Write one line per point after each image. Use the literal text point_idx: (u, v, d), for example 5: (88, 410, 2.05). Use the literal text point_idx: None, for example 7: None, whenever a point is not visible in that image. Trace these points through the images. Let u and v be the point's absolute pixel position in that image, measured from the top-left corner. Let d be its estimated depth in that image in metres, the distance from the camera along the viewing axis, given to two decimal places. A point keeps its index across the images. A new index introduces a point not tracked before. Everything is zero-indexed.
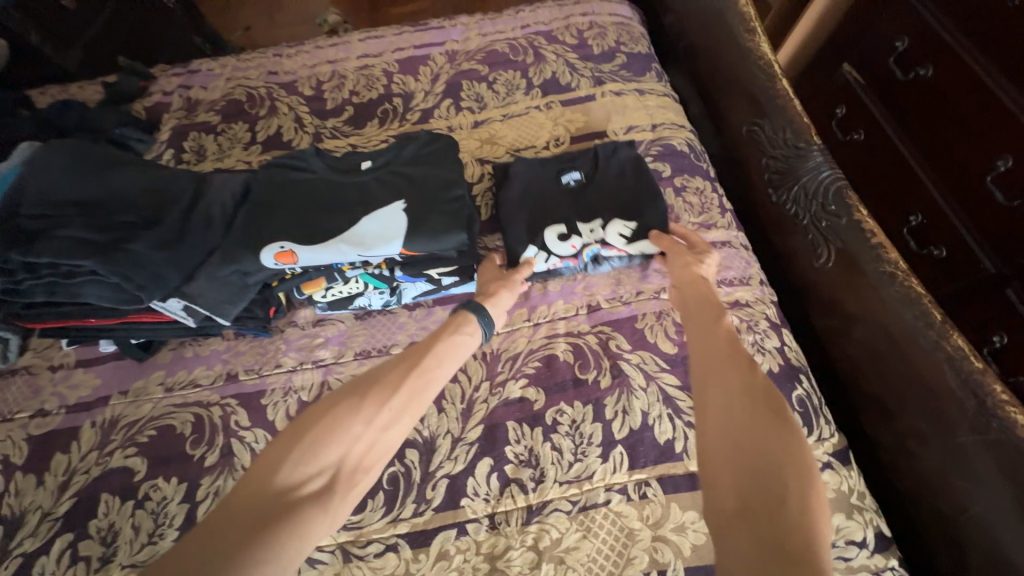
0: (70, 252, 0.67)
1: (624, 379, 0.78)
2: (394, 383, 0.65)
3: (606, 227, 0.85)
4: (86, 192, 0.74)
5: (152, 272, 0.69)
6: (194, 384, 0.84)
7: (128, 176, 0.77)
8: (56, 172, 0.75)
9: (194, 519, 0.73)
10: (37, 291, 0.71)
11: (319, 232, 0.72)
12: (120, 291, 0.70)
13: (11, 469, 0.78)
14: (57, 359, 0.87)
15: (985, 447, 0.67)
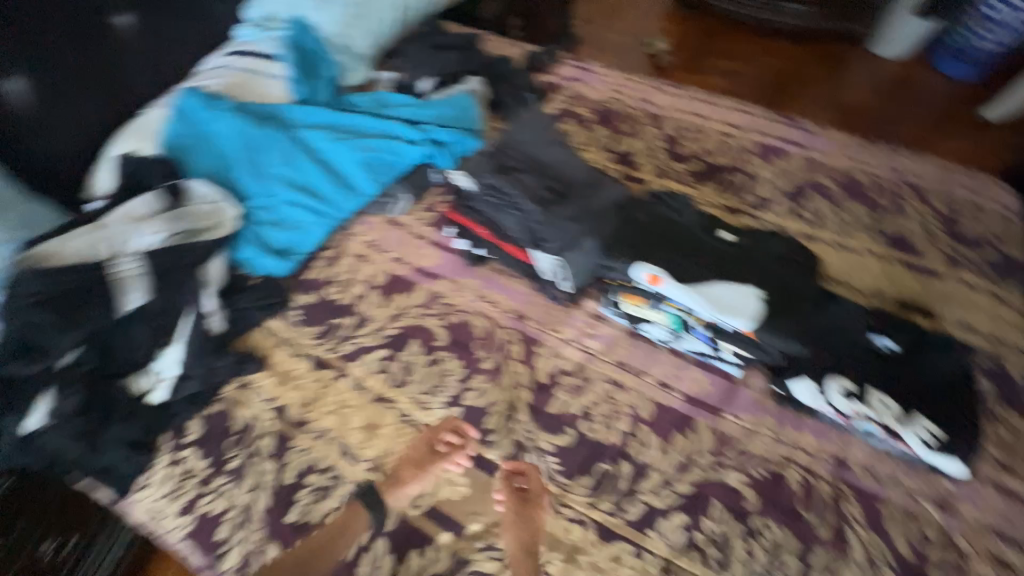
0: (526, 193, 0.93)
1: (841, 544, 0.80)
2: (291, 572, 0.78)
3: (904, 420, 0.82)
4: (540, 152, 0.99)
5: (558, 233, 0.89)
6: (495, 304, 1.07)
7: (563, 154, 1.01)
8: (528, 130, 1.02)
9: (460, 397, 0.96)
10: (480, 202, 0.97)
11: (691, 275, 0.86)
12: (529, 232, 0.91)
13: (372, 285, 1.11)
14: (422, 231, 1.18)
15: None
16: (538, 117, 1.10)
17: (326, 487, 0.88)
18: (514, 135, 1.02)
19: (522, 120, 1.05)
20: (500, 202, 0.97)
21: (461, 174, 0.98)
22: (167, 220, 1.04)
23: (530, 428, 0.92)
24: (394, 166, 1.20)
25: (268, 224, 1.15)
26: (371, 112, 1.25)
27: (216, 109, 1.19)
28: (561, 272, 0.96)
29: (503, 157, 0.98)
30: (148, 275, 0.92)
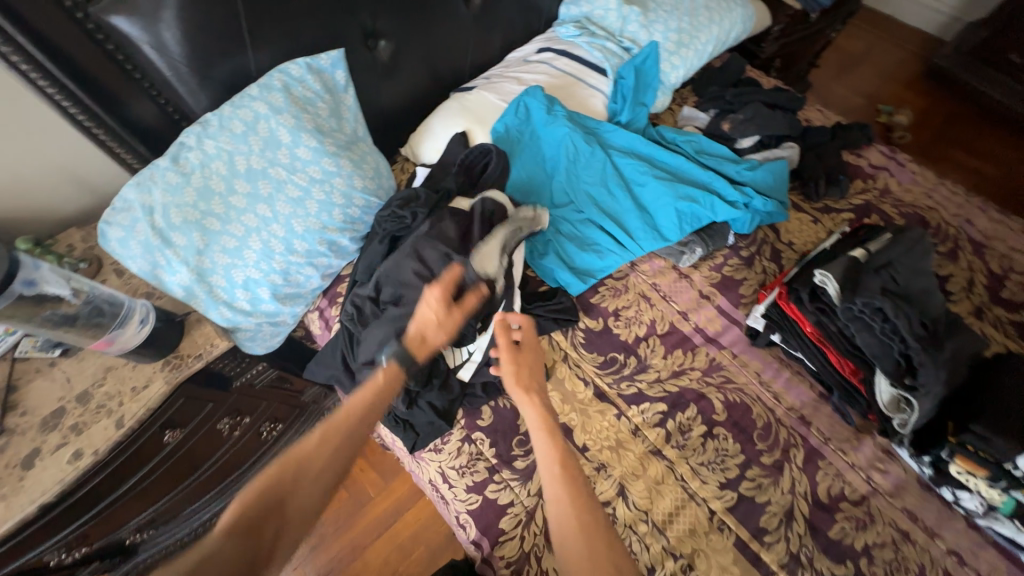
0: (911, 324, 0.87)
1: None
2: (337, 439, 0.77)
3: None
4: (912, 277, 0.94)
5: (931, 379, 0.86)
6: (778, 398, 1.04)
7: (932, 286, 0.94)
8: (900, 250, 0.97)
9: (736, 482, 0.96)
10: (841, 310, 0.91)
11: None
12: (889, 360, 0.89)
13: (653, 331, 1.12)
14: (709, 292, 1.17)
15: None
16: (899, 232, 1.04)
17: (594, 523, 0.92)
18: (883, 252, 0.98)
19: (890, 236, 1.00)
20: (875, 322, 0.89)
21: (826, 275, 0.95)
22: (511, 232, 1.05)
23: (808, 545, 0.90)
24: (703, 218, 1.17)
25: (570, 237, 1.16)
26: (690, 156, 1.24)
27: (554, 115, 1.22)
28: (901, 404, 0.91)
29: (874, 273, 0.94)
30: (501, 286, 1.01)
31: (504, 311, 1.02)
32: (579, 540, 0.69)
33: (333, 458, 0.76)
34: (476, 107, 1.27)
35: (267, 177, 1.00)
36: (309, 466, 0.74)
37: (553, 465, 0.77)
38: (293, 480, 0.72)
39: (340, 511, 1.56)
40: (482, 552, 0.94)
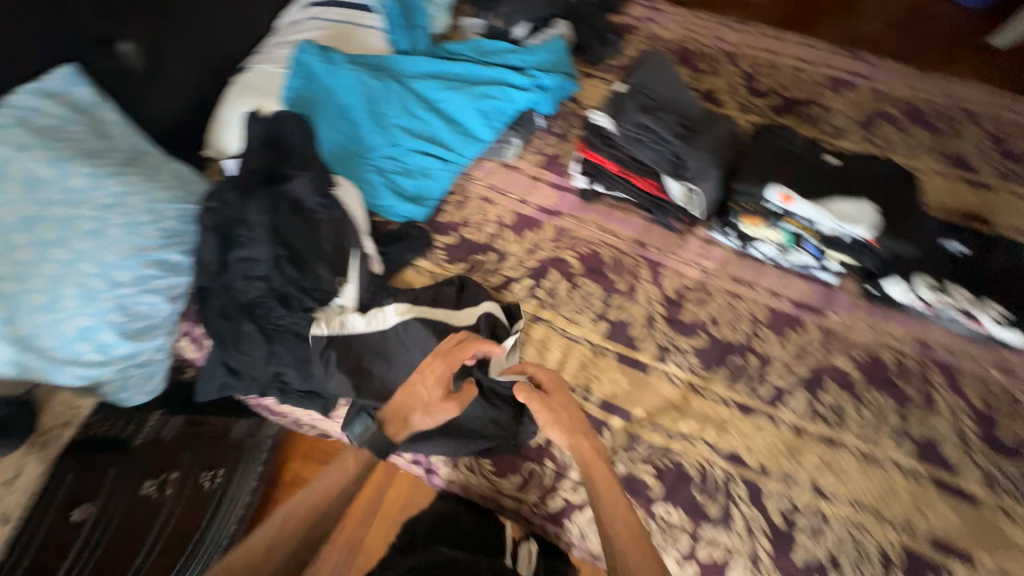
0: (665, 128, 1.07)
1: (932, 403, 1.00)
2: (300, 521, 0.88)
3: (976, 302, 1.02)
4: (664, 91, 1.12)
5: (699, 163, 1.05)
6: (617, 235, 1.20)
7: (682, 92, 1.13)
8: (653, 72, 1.14)
9: (604, 313, 1.11)
10: (619, 138, 1.09)
11: (816, 195, 1.00)
12: (667, 163, 1.07)
13: (502, 224, 1.23)
14: (538, 173, 1.28)
15: None
16: (654, 56, 1.19)
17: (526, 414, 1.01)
18: (641, 79, 1.13)
19: (643, 63, 1.16)
20: (641, 136, 1.07)
21: (601, 114, 1.10)
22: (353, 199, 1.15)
23: (670, 334, 1.09)
24: (506, 110, 1.29)
25: (398, 171, 1.24)
26: (476, 61, 1.34)
27: (336, 64, 1.24)
28: (689, 195, 1.10)
29: (637, 97, 1.11)
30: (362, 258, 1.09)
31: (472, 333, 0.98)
32: (609, 491, 0.86)
33: (296, 542, 0.86)
34: (261, 83, 1.26)
35: (48, 219, 0.93)
36: (270, 557, 0.84)
37: (590, 457, 0.89)
38: (255, 561, 0.83)
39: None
40: (423, 465, 1.07)
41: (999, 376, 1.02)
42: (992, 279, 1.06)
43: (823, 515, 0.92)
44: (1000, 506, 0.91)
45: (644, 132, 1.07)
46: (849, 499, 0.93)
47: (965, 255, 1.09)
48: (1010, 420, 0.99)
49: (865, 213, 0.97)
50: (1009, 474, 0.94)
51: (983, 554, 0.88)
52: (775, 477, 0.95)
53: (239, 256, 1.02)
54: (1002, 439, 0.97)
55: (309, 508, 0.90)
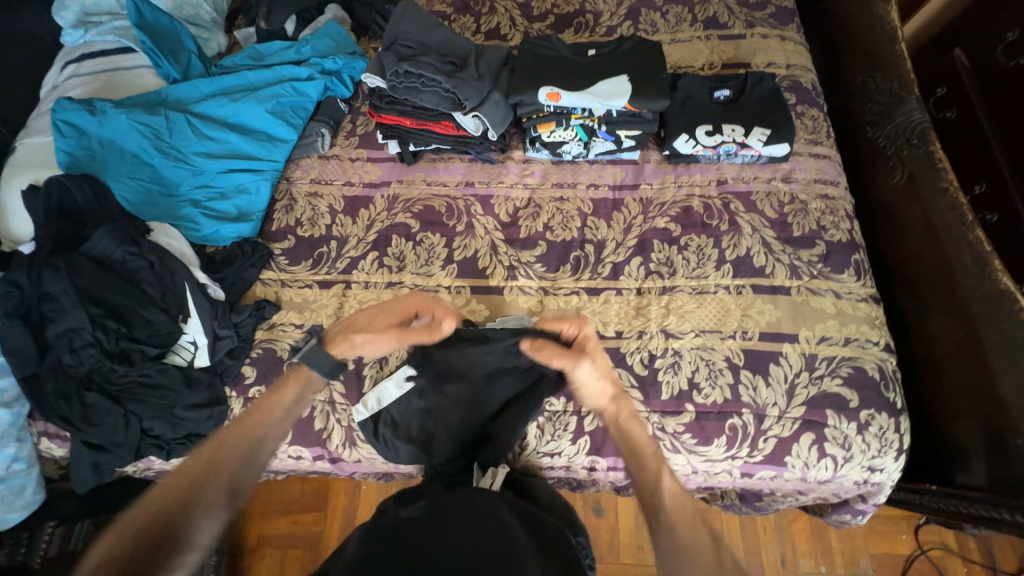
0: (433, 69, 1.12)
1: (737, 227, 1.15)
2: (226, 453, 0.78)
3: (745, 132, 1.17)
4: (427, 37, 1.18)
5: (472, 89, 1.11)
6: (445, 184, 1.25)
7: (445, 34, 1.19)
8: (409, 22, 1.19)
9: (451, 257, 1.17)
10: (399, 91, 1.14)
11: (579, 85, 1.11)
12: (449, 100, 1.13)
13: (335, 212, 1.24)
14: (354, 153, 1.30)
15: (969, 300, 1.01)
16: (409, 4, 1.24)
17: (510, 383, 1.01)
18: (402, 32, 1.19)
19: (399, 15, 1.21)
20: (414, 84, 1.13)
21: (373, 76, 1.15)
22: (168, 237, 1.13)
23: (513, 253, 1.16)
24: (301, 105, 1.29)
25: (213, 197, 1.21)
26: (256, 67, 1.32)
27: (102, 112, 1.17)
28: (479, 123, 1.18)
29: (402, 49, 1.16)
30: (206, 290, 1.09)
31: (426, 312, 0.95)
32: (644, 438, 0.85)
33: (228, 471, 0.77)
34: (32, 158, 1.18)
35: None
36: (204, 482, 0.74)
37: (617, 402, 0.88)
38: (188, 496, 0.72)
39: (305, 565, 1.49)
40: (327, 457, 1.06)
41: (783, 186, 1.19)
42: (754, 111, 1.21)
43: (674, 350, 1.04)
44: (804, 287, 1.08)
45: (417, 79, 1.12)
46: (693, 330, 1.06)
47: (730, 99, 1.24)
48: (799, 218, 1.15)
49: (619, 84, 1.10)
50: (807, 260, 1.10)
51: (803, 330, 1.04)
52: (631, 337, 1.06)
53: (57, 332, 0.98)
54: (796, 236, 1.13)
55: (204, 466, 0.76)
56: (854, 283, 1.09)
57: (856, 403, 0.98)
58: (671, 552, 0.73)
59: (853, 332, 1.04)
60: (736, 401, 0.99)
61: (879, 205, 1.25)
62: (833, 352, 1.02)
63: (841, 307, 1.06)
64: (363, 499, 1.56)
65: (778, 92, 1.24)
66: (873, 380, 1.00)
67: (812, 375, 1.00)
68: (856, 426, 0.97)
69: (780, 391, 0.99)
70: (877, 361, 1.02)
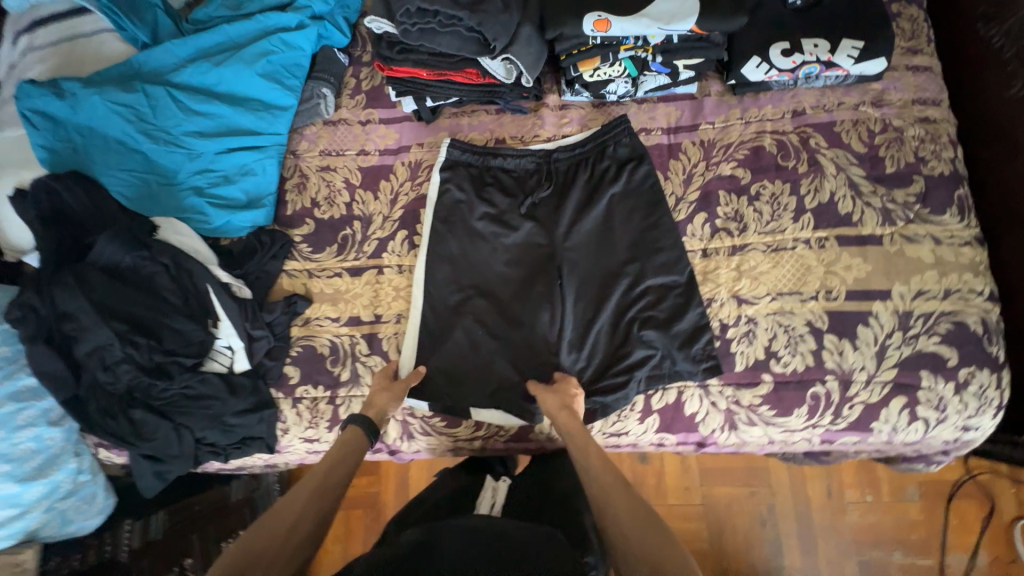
0: (450, 2, 0.90)
1: (818, 167, 0.99)
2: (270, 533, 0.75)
3: (832, 48, 0.96)
4: None
5: (501, 26, 0.90)
6: (472, 143, 1.09)
7: None
8: None
9: (491, 230, 1.03)
10: (411, 36, 0.94)
11: (632, 6, 0.90)
12: (473, 42, 0.93)
13: (353, 187, 1.11)
14: (365, 115, 1.14)
15: None
16: None
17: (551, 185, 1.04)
18: None
19: None
20: (430, 25, 0.92)
21: (380, 19, 0.95)
22: (177, 234, 1.04)
23: (560, 219, 1.02)
24: (295, 61, 1.09)
25: (216, 182, 1.08)
26: (233, 17, 1.09)
27: (72, 94, 1.01)
28: (510, 69, 0.97)
29: None
30: (224, 299, 0.99)
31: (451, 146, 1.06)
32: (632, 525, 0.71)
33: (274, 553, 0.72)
34: (8, 156, 1.04)
35: None
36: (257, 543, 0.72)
37: (608, 486, 0.77)
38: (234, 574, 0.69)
39: (368, 522, 1.48)
40: (386, 449, 1.03)
41: (873, 112, 1.00)
42: (844, 16, 0.99)
43: (749, 318, 0.95)
44: (898, 235, 0.94)
45: (432, 17, 0.91)
46: (770, 293, 0.95)
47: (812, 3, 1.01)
48: (893, 151, 0.98)
49: (689, 9, 0.89)
50: (902, 202, 0.95)
51: (896, 285, 0.92)
52: (716, 303, 0.96)
53: (86, 351, 0.92)
54: (889, 174, 0.97)
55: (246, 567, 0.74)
56: (956, 224, 0.95)
57: (955, 361, 0.90)
58: None
59: (954, 283, 0.92)
60: (818, 368, 0.92)
61: (982, 125, 1.07)
62: (931, 308, 0.91)
63: (940, 254, 0.93)
64: (415, 475, 1.51)
65: None
66: (976, 335, 0.90)
67: (905, 335, 0.91)
68: (954, 386, 0.89)
69: (870, 354, 0.91)
70: (981, 314, 0.91)
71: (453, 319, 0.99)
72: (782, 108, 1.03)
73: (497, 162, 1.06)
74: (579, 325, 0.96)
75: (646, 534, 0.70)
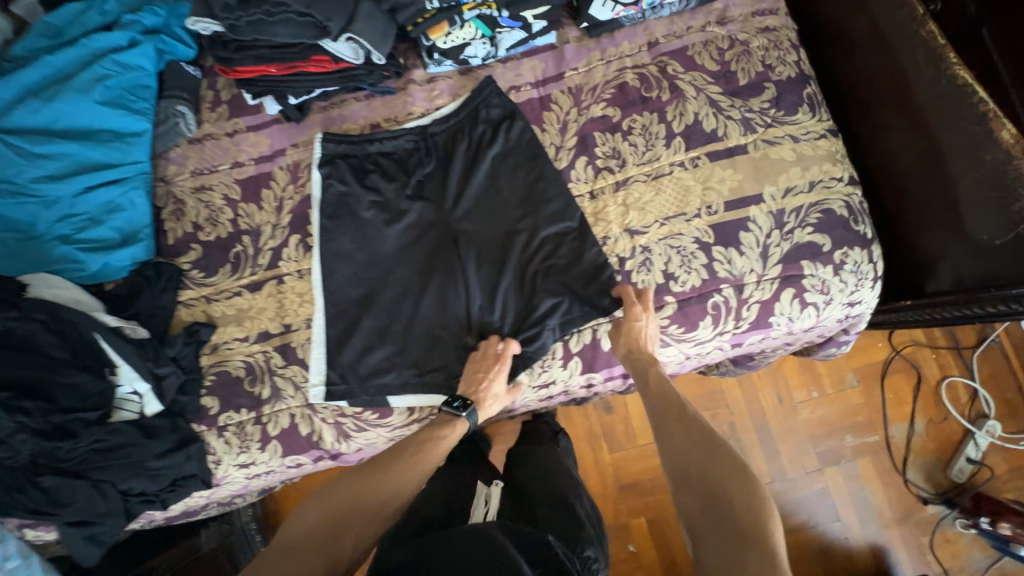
0: None
1: (679, 92, 1.03)
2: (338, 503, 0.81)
3: None
4: None
5: (332, 6, 0.88)
6: (348, 133, 1.07)
7: None
8: None
9: (382, 215, 1.01)
10: (244, 31, 0.91)
11: None
12: (308, 28, 0.90)
13: (234, 202, 1.06)
14: (230, 126, 1.09)
15: (926, 105, 0.96)
16: None
17: (437, 159, 1.03)
18: None
19: None
20: (258, 16, 0.89)
21: (203, 19, 0.90)
22: (56, 291, 0.97)
23: (448, 189, 1.01)
24: (140, 82, 1.03)
25: (82, 227, 1.01)
26: (55, 47, 1.01)
27: None
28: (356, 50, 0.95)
29: None
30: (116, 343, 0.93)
31: (323, 141, 1.04)
32: (681, 431, 0.79)
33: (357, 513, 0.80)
34: None
35: None
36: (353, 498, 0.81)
37: (660, 402, 0.84)
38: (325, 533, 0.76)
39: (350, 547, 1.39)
40: (328, 455, 1.02)
41: (720, 30, 1.05)
42: None
43: (643, 247, 0.98)
44: (760, 140, 1.00)
45: (259, 8, 0.88)
46: (658, 220, 0.99)
47: None
48: (743, 63, 1.03)
49: None
50: (758, 109, 1.01)
51: (766, 188, 0.98)
52: (613, 240, 0.99)
53: None
54: (742, 85, 1.02)
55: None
56: (809, 121, 1.01)
57: (829, 246, 0.96)
58: (714, 555, 0.65)
59: (817, 175, 0.99)
60: (713, 280, 0.96)
61: (823, 25, 1.14)
62: (800, 202, 0.97)
63: (800, 151, 0.99)
64: None
65: None
66: (843, 219, 0.98)
67: (782, 232, 0.97)
68: (832, 269, 0.96)
69: (755, 256, 0.96)
70: (844, 199, 0.98)
71: (362, 311, 0.98)
72: (636, 42, 1.06)
73: (375, 149, 1.04)
74: (484, 289, 0.97)
75: (688, 441, 0.78)
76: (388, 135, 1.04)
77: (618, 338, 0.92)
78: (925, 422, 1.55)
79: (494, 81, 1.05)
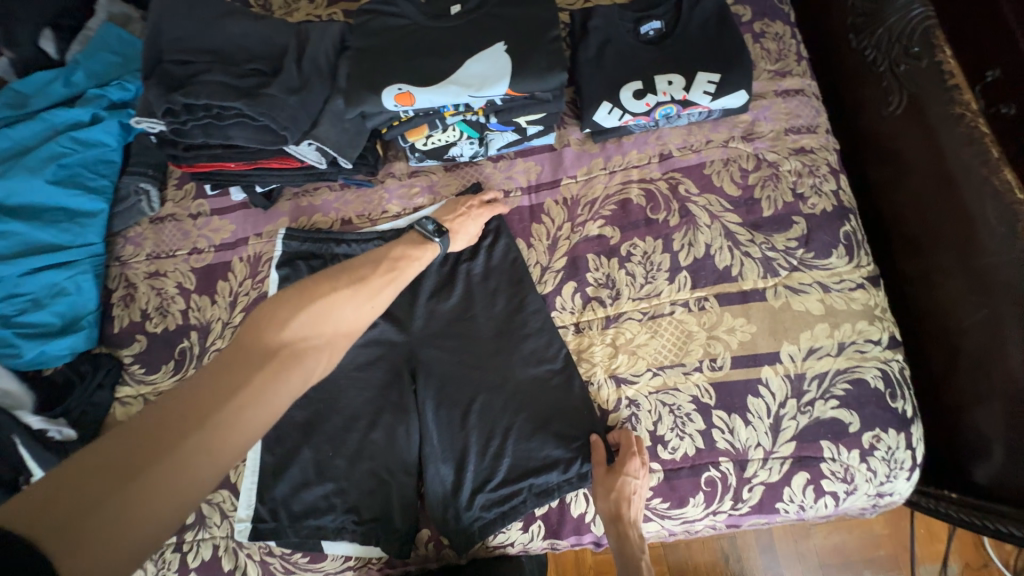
0: (225, 92, 0.79)
1: (690, 218, 0.88)
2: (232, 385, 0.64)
3: (686, 84, 0.86)
4: (217, 36, 0.84)
5: (288, 113, 0.79)
6: (316, 227, 0.96)
7: (244, 27, 0.84)
8: (179, 17, 0.84)
9: None
10: (193, 133, 0.83)
11: (433, 75, 0.79)
12: (263, 133, 0.82)
13: (186, 292, 0.98)
14: (194, 208, 1.01)
15: (994, 269, 0.77)
16: None
17: None
18: (174, 37, 0.84)
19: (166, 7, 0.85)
20: (206, 120, 0.81)
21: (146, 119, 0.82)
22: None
23: (414, 306, 0.90)
24: (99, 159, 0.97)
25: (23, 308, 0.92)
26: (17, 120, 0.96)
27: None
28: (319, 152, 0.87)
29: (173, 69, 0.83)
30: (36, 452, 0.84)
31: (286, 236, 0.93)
32: None
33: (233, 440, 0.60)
34: None
35: None
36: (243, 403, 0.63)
37: None
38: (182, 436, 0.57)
39: None
40: None
41: (745, 147, 0.90)
42: (696, 47, 0.88)
43: (630, 400, 0.84)
44: (781, 286, 0.84)
45: (205, 111, 0.80)
46: (651, 368, 0.84)
47: (663, 36, 0.91)
48: (769, 190, 0.88)
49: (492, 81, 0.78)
50: (783, 248, 0.85)
51: (785, 345, 0.82)
52: (600, 386, 0.85)
53: None
54: (765, 216, 0.87)
55: (57, 490, 0.50)
56: (845, 266, 0.85)
57: (857, 426, 0.80)
58: None
59: (848, 335, 0.82)
60: (710, 451, 0.81)
61: (868, 142, 0.99)
62: (825, 367, 0.81)
63: (830, 303, 0.83)
64: None
65: (724, 8, 0.90)
66: (877, 392, 0.81)
67: (800, 403, 0.80)
68: (859, 454, 0.79)
69: (763, 429, 0.80)
70: (879, 367, 0.81)
71: (303, 439, 0.87)
72: (646, 153, 0.93)
73: (343, 251, 0.93)
74: (441, 429, 0.85)
75: None
76: (358, 237, 0.93)
77: (604, 494, 0.78)
78: (961, 567, 1.17)
79: (480, 186, 0.93)
